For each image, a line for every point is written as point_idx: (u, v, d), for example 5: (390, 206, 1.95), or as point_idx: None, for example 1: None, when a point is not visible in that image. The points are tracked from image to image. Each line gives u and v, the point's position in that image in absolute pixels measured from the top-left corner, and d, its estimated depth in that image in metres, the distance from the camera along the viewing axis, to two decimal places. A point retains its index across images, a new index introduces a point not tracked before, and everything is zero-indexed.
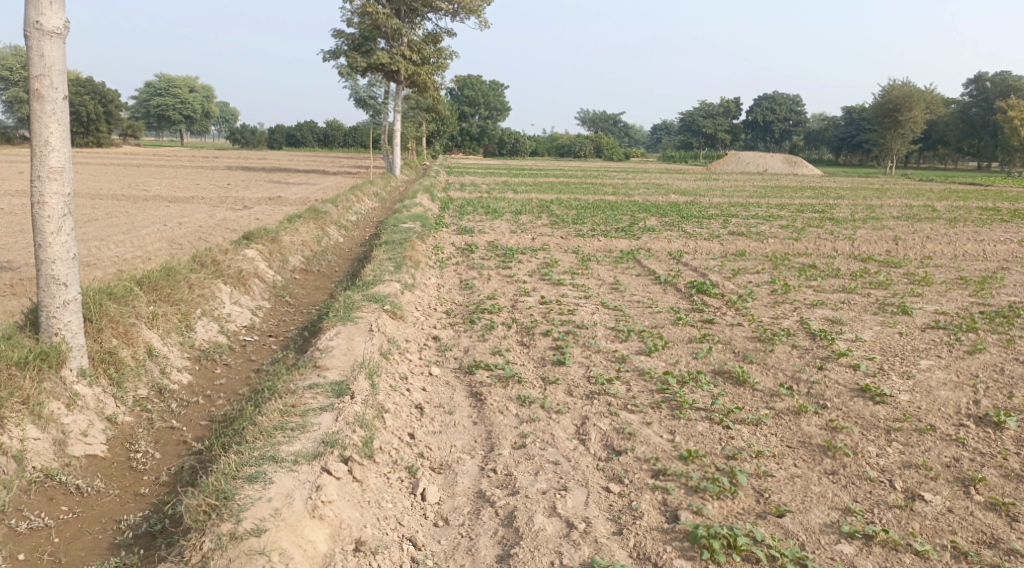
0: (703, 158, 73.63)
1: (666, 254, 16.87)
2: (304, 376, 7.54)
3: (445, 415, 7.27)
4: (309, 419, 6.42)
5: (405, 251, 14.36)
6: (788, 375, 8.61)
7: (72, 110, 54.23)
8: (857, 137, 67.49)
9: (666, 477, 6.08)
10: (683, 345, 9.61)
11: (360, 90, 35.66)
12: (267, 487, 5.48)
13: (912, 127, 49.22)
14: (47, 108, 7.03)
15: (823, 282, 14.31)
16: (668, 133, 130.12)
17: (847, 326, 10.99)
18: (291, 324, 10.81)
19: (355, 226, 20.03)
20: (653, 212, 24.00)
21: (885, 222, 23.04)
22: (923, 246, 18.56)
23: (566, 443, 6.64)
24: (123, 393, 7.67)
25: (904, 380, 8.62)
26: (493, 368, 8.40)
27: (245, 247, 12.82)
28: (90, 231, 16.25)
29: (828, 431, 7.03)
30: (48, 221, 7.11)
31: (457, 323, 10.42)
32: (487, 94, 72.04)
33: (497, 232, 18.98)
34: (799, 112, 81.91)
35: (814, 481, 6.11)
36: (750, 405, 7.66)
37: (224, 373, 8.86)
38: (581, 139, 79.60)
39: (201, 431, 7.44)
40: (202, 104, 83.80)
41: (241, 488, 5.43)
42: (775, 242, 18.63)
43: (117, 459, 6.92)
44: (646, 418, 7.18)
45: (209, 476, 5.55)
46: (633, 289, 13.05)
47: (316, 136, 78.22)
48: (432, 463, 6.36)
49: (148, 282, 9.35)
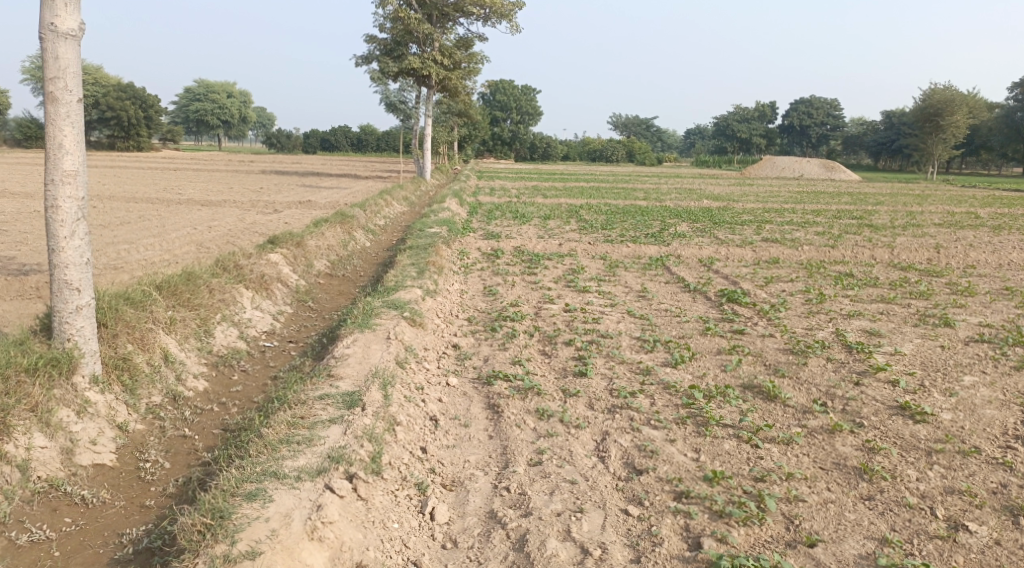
0: (738, 163, 72.68)
1: (697, 261, 16.48)
2: (317, 385, 7.31)
3: (460, 428, 7.01)
4: (317, 432, 6.20)
5: (430, 256, 14.16)
6: (822, 390, 8.22)
7: (114, 115, 55.29)
8: (897, 142, 66.14)
9: (689, 499, 5.75)
10: (711, 358, 9.25)
11: (391, 95, 35.58)
12: (266, 505, 5.26)
13: (954, 132, 48.04)
14: (61, 111, 6.91)
15: (860, 292, 13.84)
16: (702, 138, 128.89)
17: (884, 338, 10.54)
18: (311, 330, 10.62)
19: (383, 230, 19.92)
20: (684, 218, 23.60)
21: (926, 229, 22.37)
22: (967, 254, 17.91)
23: (585, 460, 6.33)
24: (136, 400, 7.49)
25: (946, 397, 8.18)
26: (512, 379, 8.12)
27: (269, 251, 12.69)
28: (121, 234, 16.29)
29: (865, 453, 6.65)
30: (62, 225, 6.98)
31: (478, 330, 10.17)
32: (520, 98, 71.71)
33: (525, 238, 18.72)
34: (837, 116, 80.54)
35: (849, 508, 5.72)
36: (781, 423, 7.29)
37: (240, 380, 8.67)
38: (614, 144, 79.04)
39: (212, 441, 7.25)
40: (240, 109, 84.87)
41: (239, 506, 5.22)
42: (810, 250, 18.12)
43: (125, 469, 6.75)
44: (670, 435, 6.86)
45: (208, 493, 5.35)
46: (661, 297, 12.69)
47: (349, 141, 78.84)
48: (443, 479, 6.10)
49: (167, 287, 9.21)
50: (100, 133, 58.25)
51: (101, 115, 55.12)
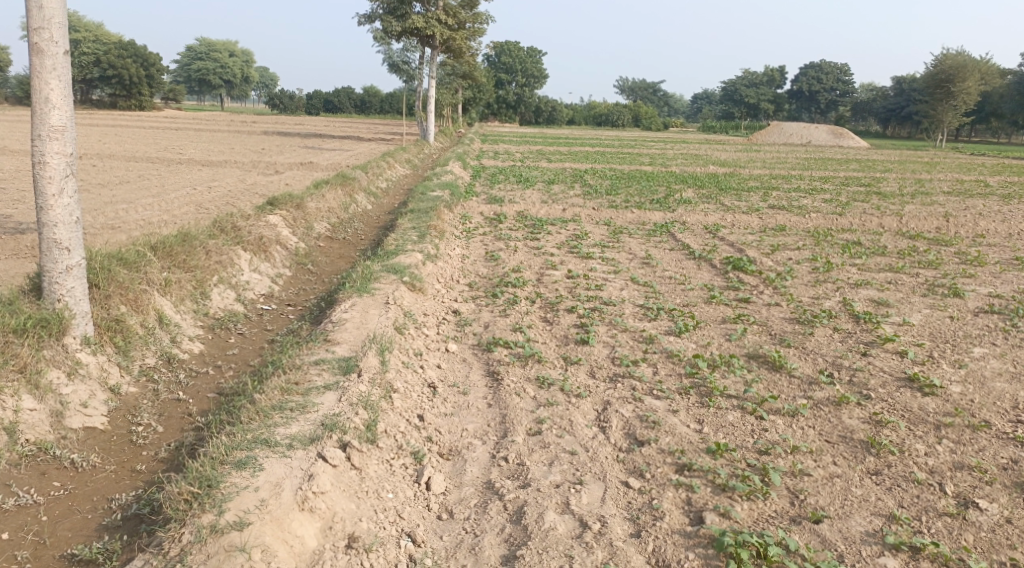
0: (745, 128, 71.93)
1: (702, 227, 16.25)
2: (312, 350, 7.16)
3: (458, 396, 6.87)
4: (311, 399, 6.06)
5: (431, 219, 13.95)
6: (829, 361, 8.07)
7: (115, 73, 54.62)
8: (907, 109, 65.30)
9: (692, 473, 5.59)
10: (716, 326, 9.09)
11: (394, 55, 35.02)
12: (256, 474, 5.13)
13: (965, 99, 47.33)
14: (47, 63, 6.67)
15: (868, 261, 13.62)
16: (710, 103, 127.56)
17: (893, 308, 10.36)
18: (310, 294, 10.44)
19: (385, 193, 19.66)
20: (690, 183, 23.28)
21: (935, 198, 22.09)
22: (976, 223, 17.65)
23: (585, 431, 6.19)
24: (128, 362, 7.35)
25: (955, 369, 8.04)
26: (513, 346, 7.96)
27: (268, 212, 12.48)
28: (119, 194, 16.07)
29: (872, 426, 6.52)
30: (50, 182, 6.77)
31: (479, 296, 10.00)
32: (525, 60, 70.09)
33: (528, 202, 18.47)
34: (847, 81, 79.50)
35: (856, 483, 5.57)
36: (786, 394, 7.14)
37: (237, 343, 8.52)
38: (619, 108, 78.09)
39: (208, 404, 7.10)
40: (242, 70, 83.95)
41: (228, 475, 5.09)
42: (817, 217, 17.86)
43: (117, 433, 6.61)
44: (673, 406, 6.72)
45: (196, 461, 5.22)
46: (665, 265, 12.48)
47: (353, 103, 78.11)
48: (440, 448, 5.96)
49: (163, 248, 9.01)
50: (102, 92, 57.71)
51: (102, 73, 54.64)
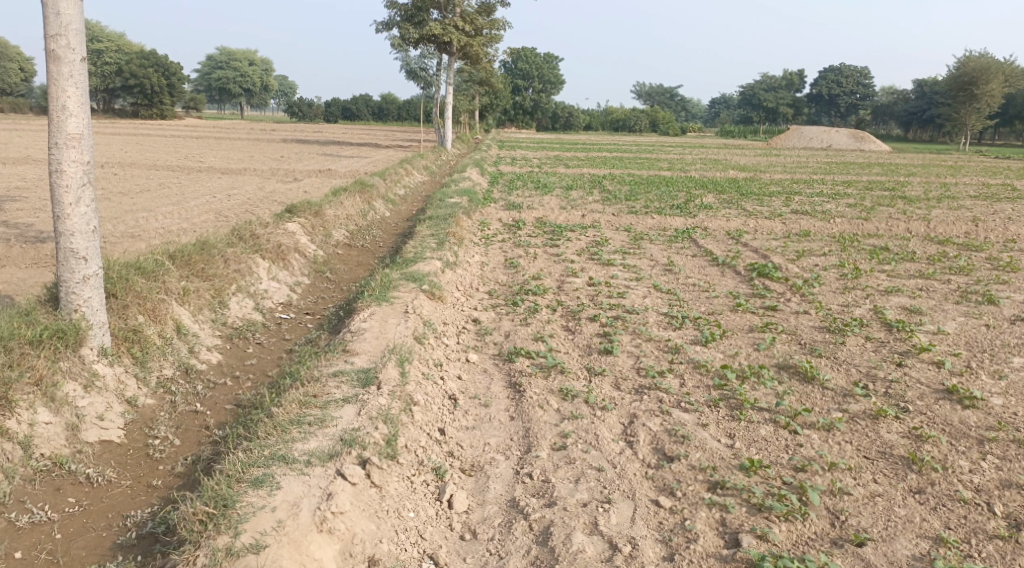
0: (763, 133, 71.38)
1: (725, 233, 15.99)
2: (331, 362, 6.99)
3: (480, 408, 6.67)
4: (330, 413, 5.88)
5: (450, 226, 13.78)
6: (862, 372, 7.80)
7: (136, 82, 55.07)
8: (929, 112, 64.54)
9: (725, 491, 5.36)
10: (743, 336, 8.83)
11: (411, 62, 34.96)
12: (273, 493, 4.96)
13: (988, 102, 46.64)
14: (64, 70, 6.55)
15: (897, 267, 13.30)
16: (728, 108, 126.94)
17: (926, 316, 10.05)
18: (329, 302, 10.29)
19: (403, 200, 19.53)
20: (711, 188, 23.00)
21: (961, 202, 21.67)
22: (1006, 228, 17.25)
23: (612, 446, 5.97)
24: (146, 373, 7.21)
25: (995, 381, 7.75)
26: (535, 356, 7.75)
27: (286, 220, 12.36)
28: (139, 202, 16.05)
29: (912, 441, 6.25)
30: (66, 191, 6.65)
31: (499, 305, 9.80)
32: (542, 66, 69.91)
33: (547, 208, 18.28)
34: (867, 85, 78.75)
35: (899, 502, 5.31)
36: (820, 407, 6.88)
37: (255, 353, 8.36)
38: (637, 113, 77.75)
39: (225, 417, 6.93)
40: (262, 78, 84.49)
41: (244, 494, 4.92)
42: (842, 222, 17.52)
43: (133, 446, 6.46)
44: (702, 419, 6.48)
45: (212, 479, 5.06)
46: (688, 271, 12.24)
47: (371, 110, 78.38)
48: (462, 464, 5.76)
49: (181, 256, 8.89)
50: (124, 101, 58.18)
51: (124, 82, 55.13)
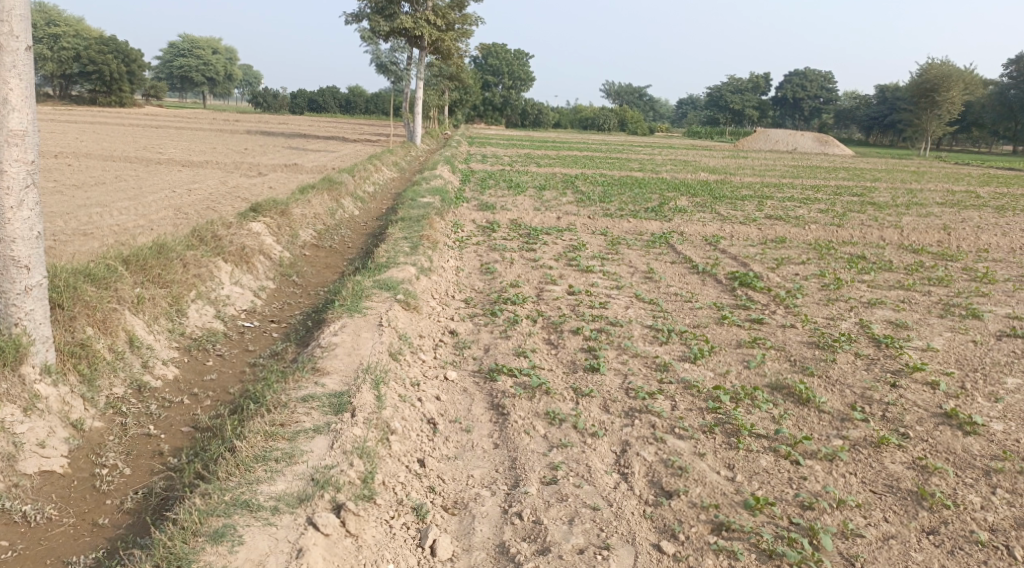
0: (729, 134, 71.63)
1: (702, 239, 15.67)
2: (299, 382, 6.45)
3: (461, 434, 6.23)
4: (299, 446, 5.52)
5: (423, 229, 13.24)
6: (857, 394, 7.37)
7: (94, 68, 53.49)
8: (890, 117, 65.36)
9: (731, 533, 5.19)
10: (732, 352, 8.41)
11: (381, 56, 34.15)
12: (235, 550, 4.65)
13: (949, 109, 47.16)
14: (7, 61, 5.95)
15: (877, 277, 13.07)
16: (695, 109, 127.66)
17: (912, 331, 9.69)
18: (295, 309, 9.71)
19: (372, 198, 18.92)
20: (683, 191, 22.71)
21: (930, 209, 21.63)
22: (977, 237, 17.18)
23: (605, 479, 5.66)
24: (94, 393, 6.61)
25: (992, 404, 7.42)
26: (518, 374, 7.25)
27: (251, 220, 11.74)
28: (93, 196, 15.28)
29: (918, 473, 5.93)
30: (7, 194, 6.05)
31: (477, 315, 9.32)
32: (511, 62, 69.47)
33: (520, 210, 17.81)
34: (831, 89, 79.54)
35: (914, 546, 5.20)
36: (818, 434, 6.50)
37: (215, 366, 7.76)
38: (606, 112, 77.63)
39: (181, 441, 6.38)
40: (226, 67, 82.68)
41: (202, 552, 4.61)
42: (817, 228, 17.32)
43: (78, 477, 5.89)
44: (698, 447, 6.10)
45: (167, 532, 4.70)
46: (669, 280, 11.86)
47: (337, 102, 77.28)
48: (444, 501, 5.43)
49: (135, 261, 8.28)
50: (82, 88, 56.40)
51: (82, 68, 53.49)
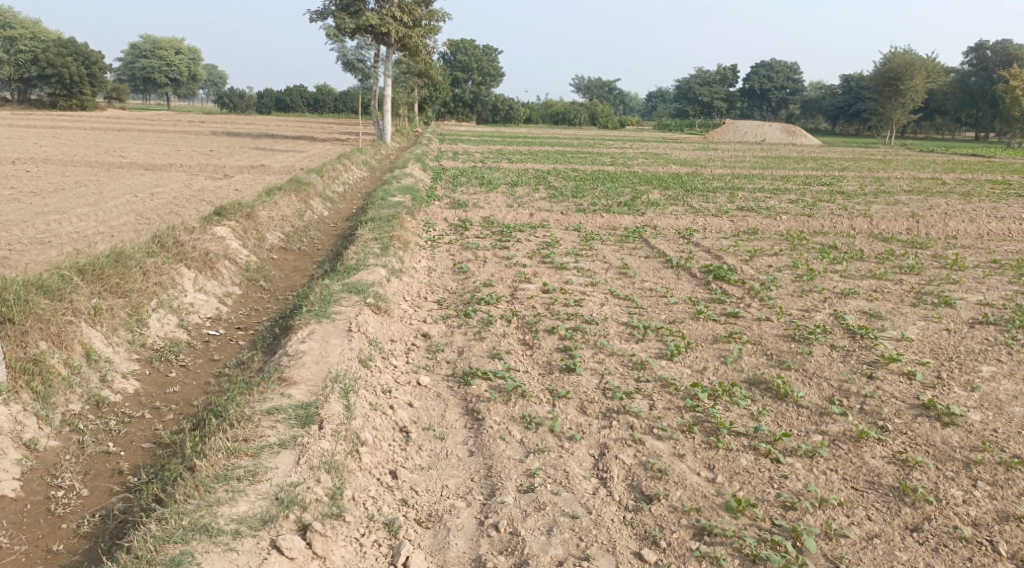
0: (699, 126, 71.87)
1: (674, 232, 15.58)
2: (265, 394, 6.23)
3: (435, 442, 6.06)
4: (263, 463, 5.33)
5: (393, 229, 12.99)
6: (835, 387, 7.28)
7: (54, 71, 52.30)
8: (856, 106, 66.03)
9: (713, 539, 5.09)
10: (709, 347, 8.29)
11: (348, 53, 33.74)
12: None
13: (913, 97, 47.66)
14: None
15: (850, 266, 13.06)
16: (663, 101, 128.25)
17: (887, 321, 9.63)
18: (263, 314, 9.46)
19: (341, 198, 18.62)
20: (655, 184, 22.60)
21: (898, 197, 21.75)
22: (946, 223, 17.28)
23: (584, 485, 5.52)
24: (49, 411, 6.35)
25: (969, 393, 7.36)
26: (492, 377, 7.06)
27: (215, 224, 11.43)
28: (53, 202, 14.86)
29: (900, 468, 5.85)
30: None
31: (449, 316, 9.12)
32: (480, 59, 69.18)
33: (493, 207, 17.62)
34: (797, 80, 80.23)
35: (898, 545, 5.12)
36: (798, 430, 6.40)
37: (179, 378, 7.50)
38: (576, 106, 77.58)
39: (142, 459, 6.13)
40: (190, 68, 81.36)
41: None
42: (788, 219, 17.31)
43: (32, 501, 5.63)
44: (678, 447, 5.98)
45: (120, 560, 4.50)
46: (643, 275, 11.73)
47: (305, 101, 76.43)
48: (418, 514, 5.25)
49: (92, 270, 7.99)
50: (42, 91, 55.19)
51: (41, 71, 52.33)
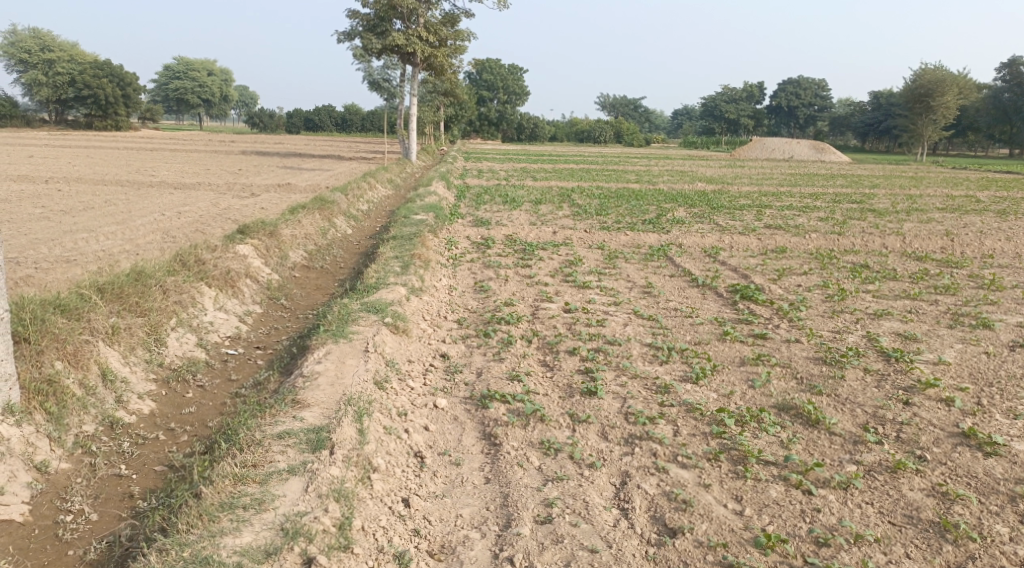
0: (726, 143, 71.47)
1: (701, 250, 15.31)
2: (277, 417, 6.07)
3: (450, 468, 5.86)
4: (271, 491, 5.16)
5: (415, 248, 12.86)
6: (869, 413, 6.97)
7: (89, 93, 53.33)
8: (886, 123, 65.22)
9: None
10: (736, 370, 8.00)
11: (374, 73, 33.95)
12: None
13: (944, 114, 46.92)
14: None
15: (882, 286, 12.69)
16: (690, 119, 127.86)
17: (922, 344, 9.27)
18: (282, 333, 9.34)
19: (365, 216, 18.57)
20: (680, 202, 22.34)
21: (930, 214, 21.26)
22: (981, 242, 16.82)
23: (605, 516, 5.28)
24: (61, 432, 6.24)
25: (1012, 421, 7.01)
26: (511, 400, 6.84)
27: (237, 242, 11.37)
28: (81, 221, 14.95)
29: (939, 501, 5.54)
30: None
31: (469, 337, 8.92)
32: (506, 77, 69.44)
33: (516, 225, 17.46)
34: (825, 97, 79.49)
35: None
36: (831, 459, 6.10)
37: (195, 398, 7.37)
38: (601, 124, 77.47)
39: (153, 482, 5.99)
40: (221, 88, 82.63)
41: None
42: (817, 237, 16.94)
43: (40, 525, 5.51)
44: (703, 476, 5.72)
45: None
46: (668, 294, 11.48)
47: (334, 120, 77.17)
48: (430, 545, 5.06)
49: (112, 288, 7.91)
50: (77, 112, 56.24)
51: (77, 93, 53.40)
